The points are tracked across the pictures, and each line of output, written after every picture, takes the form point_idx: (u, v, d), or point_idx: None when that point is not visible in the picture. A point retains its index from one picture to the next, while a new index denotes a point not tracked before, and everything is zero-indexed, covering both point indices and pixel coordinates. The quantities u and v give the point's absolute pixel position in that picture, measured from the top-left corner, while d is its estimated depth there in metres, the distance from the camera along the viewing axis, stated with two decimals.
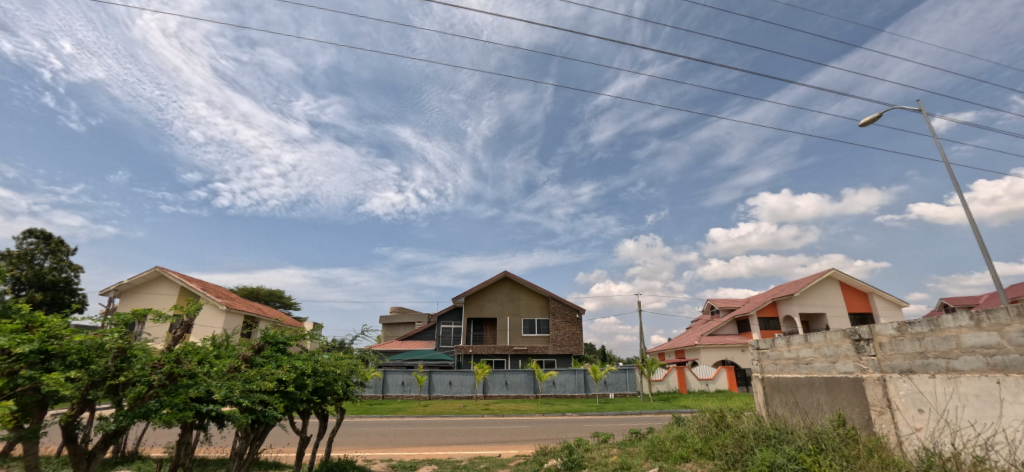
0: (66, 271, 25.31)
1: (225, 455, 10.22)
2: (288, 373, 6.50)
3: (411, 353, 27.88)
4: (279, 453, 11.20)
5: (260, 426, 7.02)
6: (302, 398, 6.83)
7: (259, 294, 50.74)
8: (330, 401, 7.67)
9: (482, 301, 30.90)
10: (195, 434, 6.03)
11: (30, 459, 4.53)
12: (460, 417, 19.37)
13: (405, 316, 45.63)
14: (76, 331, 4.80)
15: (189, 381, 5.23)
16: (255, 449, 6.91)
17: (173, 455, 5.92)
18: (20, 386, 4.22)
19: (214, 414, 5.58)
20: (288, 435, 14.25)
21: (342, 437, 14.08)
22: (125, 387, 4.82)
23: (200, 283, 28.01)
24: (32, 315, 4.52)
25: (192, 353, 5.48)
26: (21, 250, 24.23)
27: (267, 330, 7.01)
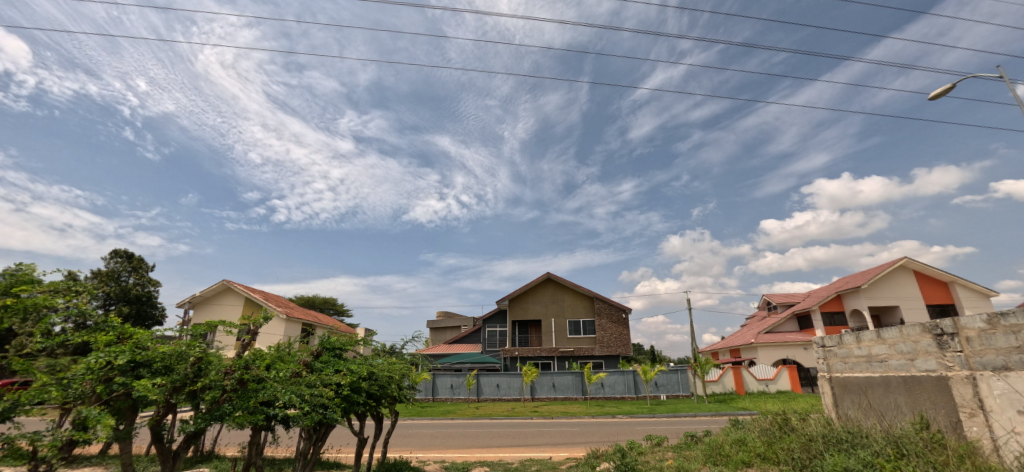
0: (148, 286, 27.77)
1: (292, 455, 10.83)
2: (345, 377, 6.77)
3: (460, 357, 28.38)
4: (340, 453, 11.71)
5: (322, 427, 7.35)
6: (359, 402, 7.13)
7: (314, 303, 53.60)
8: (384, 403, 7.95)
9: (526, 303, 30.87)
10: (266, 435, 6.36)
11: (128, 457, 4.95)
12: (509, 419, 19.45)
13: (450, 319, 46.46)
14: (160, 341, 5.17)
15: (258, 386, 5.58)
16: (317, 449, 7.23)
17: (245, 456, 6.29)
18: (115, 392, 4.62)
19: (281, 415, 5.91)
20: (349, 438, 14.80)
21: (397, 438, 14.57)
22: (202, 392, 5.20)
23: (263, 294, 29.96)
24: (123, 327, 4.93)
25: (260, 359, 5.83)
26: (109, 269, 26.73)
27: (324, 336, 7.36)
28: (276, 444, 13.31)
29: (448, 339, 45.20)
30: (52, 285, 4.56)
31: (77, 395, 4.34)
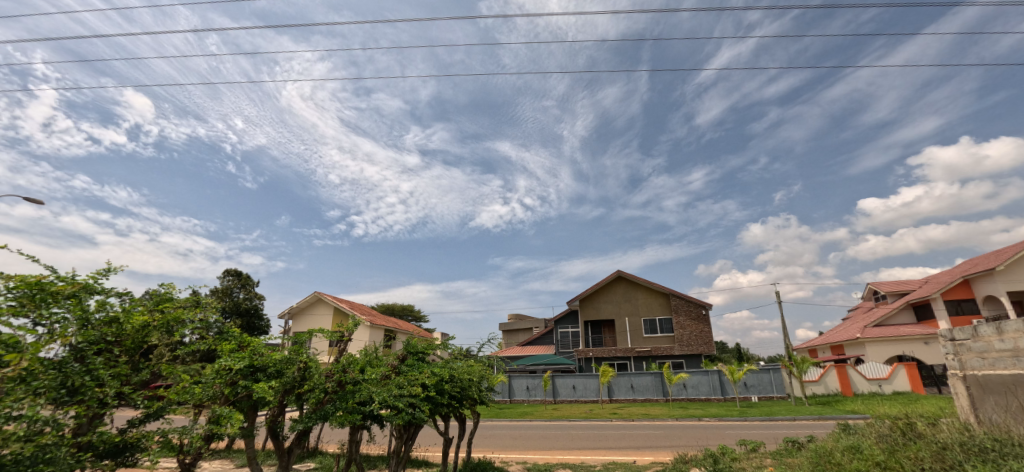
0: (255, 299, 30.97)
1: (385, 451, 11.75)
2: (430, 378, 7.04)
3: (535, 358, 28.44)
4: (428, 452, 12.27)
5: (411, 427, 7.66)
6: (443, 402, 7.39)
7: (394, 310, 56.68)
8: (465, 404, 8.17)
9: (598, 303, 30.19)
10: (362, 435, 6.83)
11: (253, 451, 5.57)
12: (588, 421, 19.08)
13: (521, 320, 46.72)
14: (270, 347, 5.75)
15: (354, 387, 6.00)
16: (408, 448, 7.56)
17: (345, 455, 6.78)
18: (239, 392, 5.24)
19: (377, 415, 6.30)
20: (435, 437, 15.41)
21: (479, 439, 14.89)
22: (307, 393, 5.74)
23: (350, 303, 32.21)
24: (241, 336, 5.57)
25: (353, 363, 6.29)
26: (224, 286, 30.20)
27: (408, 340, 7.67)
28: (370, 441, 14.38)
29: (521, 341, 45.39)
30: (185, 299, 5.21)
31: (211, 396, 4.99)
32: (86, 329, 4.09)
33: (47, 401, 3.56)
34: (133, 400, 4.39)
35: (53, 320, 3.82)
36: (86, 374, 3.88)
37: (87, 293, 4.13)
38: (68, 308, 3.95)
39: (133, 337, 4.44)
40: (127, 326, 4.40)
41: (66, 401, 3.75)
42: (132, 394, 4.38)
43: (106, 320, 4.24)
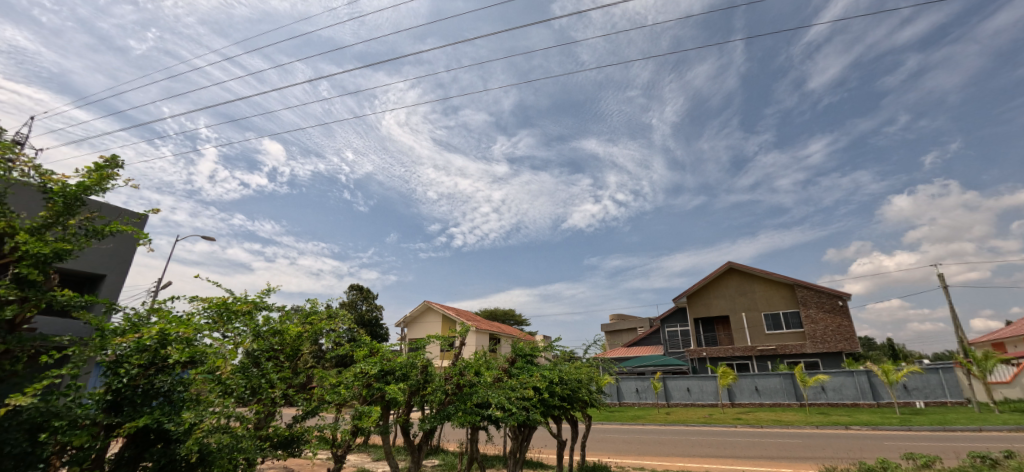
0: (375, 310, 33.76)
1: (501, 452, 12.55)
2: (540, 381, 7.61)
3: (643, 360, 26.93)
4: (542, 454, 12.37)
5: (525, 428, 8.36)
6: (555, 404, 7.93)
7: (497, 315, 58.03)
8: (578, 406, 8.56)
9: (708, 298, 27.63)
10: (481, 433, 7.88)
11: (390, 445, 6.76)
12: (708, 427, 17.23)
13: (625, 320, 44.82)
14: (395, 353, 6.80)
15: (471, 389, 6.87)
16: (525, 448, 8.24)
17: (469, 450, 7.81)
18: (375, 393, 6.20)
19: (494, 416, 7.05)
20: (547, 440, 15.55)
21: (591, 442, 14.28)
22: (430, 395, 6.69)
23: (457, 310, 33.66)
24: (371, 343, 6.75)
25: (469, 366, 7.20)
26: (351, 299, 33.36)
27: (515, 344, 8.41)
28: (486, 442, 15.12)
29: (627, 342, 43.57)
30: (325, 313, 6.46)
31: (353, 396, 6.02)
32: (258, 338, 5.29)
33: (239, 397, 4.81)
34: (294, 399, 5.72)
35: (237, 333, 5.03)
36: (262, 377, 5.11)
37: (259, 311, 5.40)
38: (248, 325, 5.18)
39: (291, 344, 5.69)
40: (286, 336, 5.62)
41: (250, 397, 4.88)
42: (295, 394, 5.74)
43: (273, 331, 5.42)
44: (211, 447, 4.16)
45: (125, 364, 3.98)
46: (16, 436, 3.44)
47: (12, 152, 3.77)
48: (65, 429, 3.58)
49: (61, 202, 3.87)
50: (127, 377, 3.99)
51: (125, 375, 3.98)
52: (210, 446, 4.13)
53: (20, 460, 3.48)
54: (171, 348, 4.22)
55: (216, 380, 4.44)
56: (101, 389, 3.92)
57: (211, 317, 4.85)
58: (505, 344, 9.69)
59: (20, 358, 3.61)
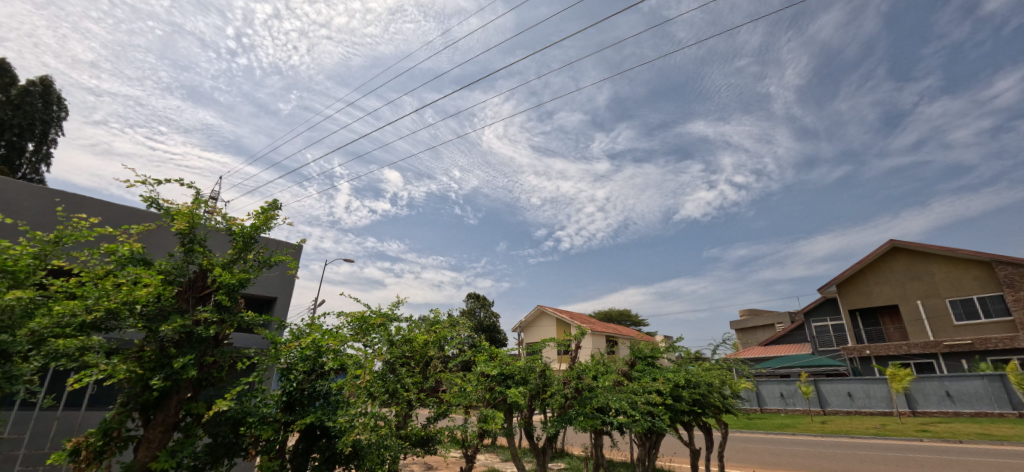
0: (492, 316, 35.32)
1: (628, 459, 12.24)
2: (664, 385, 7.32)
3: (785, 360, 24.01)
4: (672, 463, 11.80)
5: (653, 435, 8.10)
6: (684, 410, 7.53)
7: (612, 316, 56.67)
8: (710, 413, 8.01)
9: (866, 286, 23.70)
10: (605, 438, 7.78)
11: (515, 446, 7.00)
12: (879, 439, 14.69)
13: (759, 316, 40.31)
14: (514, 357, 7.17)
15: (591, 393, 6.86)
16: (653, 456, 7.99)
17: (593, 455, 7.77)
18: (497, 397, 6.57)
19: (617, 422, 6.87)
20: (678, 447, 14.76)
21: (730, 452, 13.31)
22: (550, 399, 6.85)
23: (570, 313, 33.70)
24: (491, 348, 7.19)
25: (587, 370, 7.18)
26: (470, 307, 35.39)
27: (634, 346, 8.28)
28: (612, 447, 14.94)
29: (764, 340, 39.15)
30: (447, 321, 6.99)
31: (477, 399, 6.44)
32: (393, 347, 5.92)
33: (382, 400, 5.34)
34: (427, 400, 6.25)
35: (376, 342, 5.69)
36: (398, 382, 5.63)
37: (391, 322, 6.04)
38: (383, 335, 5.81)
39: (421, 351, 6.28)
40: (416, 344, 6.22)
41: (391, 400, 5.45)
42: (426, 396, 6.18)
43: (405, 340, 6.01)
44: (362, 443, 4.77)
45: (293, 371, 4.80)
46: (225, 429, 4.39)
47: (205, 205, 4.78)
48: (256, 424, 4.42)
49: (241, 242, 4.82)
50: (295, 382, 4.80)
51: (294, 380, 4.80)
52: (362, 442, 4.75)
53: (228, 447, 4.44)
54: (325, 357, 4.99)
55: (363, 386, 5.09)
56: (279, 391, 4.75)
57: (354, 330, 5.57)
58: (623, 346, 9.55)
59: (223, 367, 4.56)
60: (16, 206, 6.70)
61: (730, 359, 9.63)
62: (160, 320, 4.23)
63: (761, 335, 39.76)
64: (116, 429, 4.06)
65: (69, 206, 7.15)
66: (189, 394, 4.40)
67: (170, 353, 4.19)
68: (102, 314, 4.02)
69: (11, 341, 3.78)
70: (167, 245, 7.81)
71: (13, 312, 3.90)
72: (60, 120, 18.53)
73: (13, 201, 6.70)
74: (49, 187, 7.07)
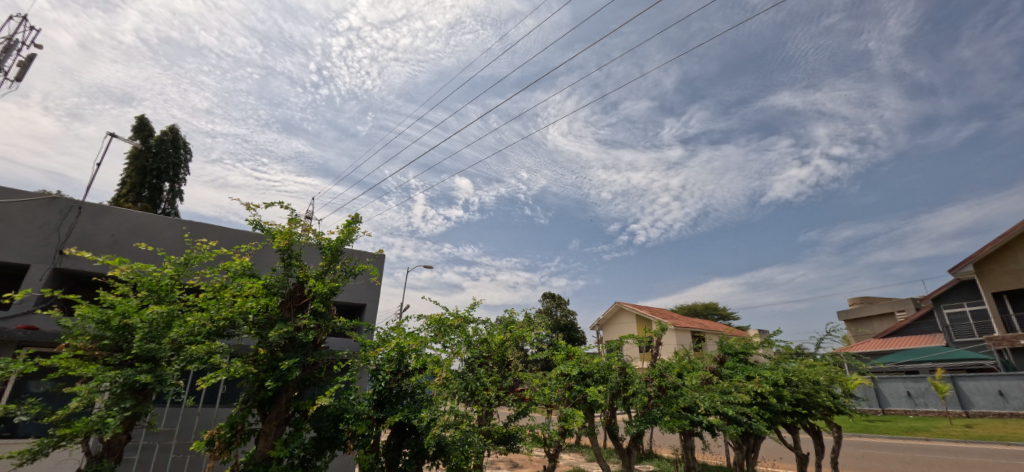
0: (569, 315, 35.12)
1: (724, 463, 11.57)
2: (760, 383, 6.82)
3: (910, 354, 21.11)
4: (775, 468, 10.96)
5: (750, 438, 7.59)
6: (785, 411, 6.98)
7: (697, 310, 53.67)
8: (817, 414, 7.32)
9: (1013, 264, 20.00)
10: (695, 440, 7.45)
11: (599, 446, 6.90)
12: None
13: (875, 305, 35.79)
14: (592, 355, 7.12)
15: (676, 392, 6.59)
16: (752, 460, 7.49)
17: (684, 458, 7.47)
18: (577, 396, 6.57)
19: (708, 422, 6.58)
20: (781, 451, 13.65)
21: (844, 458, 12.08)
22: (632, 398, 6.72)
23: (650, 309, 32.52)
24: (569, 347, 7.21)
25: (670, 368, 6.93)
26: (545, 306, 35.52)
27: (723, 342, 7.83)
28: (705, 450, 14.22)
29: (881, 332, 34.73)
30: (523, 320, 7.03)
31: (557, 398, 6.46)
32: (472, 348, 6.15)
33: (464, 398, 5.55)
34: (507, 399, 6.35)
35: (455, 343, 5.93)
36: (478, 381, 5.77)
37: (468, 323, 6.26)
38: (461, 336, 6.04)
39: (499, 351, 6.44)
40: (494, 344, 6.39)
41: (472, 398, 5.65)
42: (506, 395, 6.26)
43: (482, 340, 6.20)
44: (447, 439, 5.01)
45: (382, 371, 5.18)
46: (327, 424, 4.85)
47: (300, 224, 5.32)
48: (352, 420, 4.82)
49: (330, 255, 5.30)
50: (384, 381, 5.18)
51: (383, 380, 5.18)
52: (447, 438, 4.99)
53: (330, 440, 4.90)
54: (409, 358, 5.33)
55: (445, 386, 5.34)
56: (371, 390, 5.15)
57: (434, 332, 5.87)
58: (711, 343, 9.08)
59: (322, 368, 5.06)
60: (157, 237, 7.98)
61: (841, 354, 8.75)
62: (268, 327, 4.79)
63: (877, 326, 35.28)
64: (240, 424, 4.67)
65: (194, 234, 8.34)
66: (296, 393, 4.93)
67: (278, 356, 4.73)
68: (223, 323, 4.66)
69: (159, 349, 4.52)
70: (270, 261, 8.81)
71: (157, 324, 4.64)
72: (188, 162, 21.64)
73: (154, 232, 7.98)
74: (179, 218, 8.31)
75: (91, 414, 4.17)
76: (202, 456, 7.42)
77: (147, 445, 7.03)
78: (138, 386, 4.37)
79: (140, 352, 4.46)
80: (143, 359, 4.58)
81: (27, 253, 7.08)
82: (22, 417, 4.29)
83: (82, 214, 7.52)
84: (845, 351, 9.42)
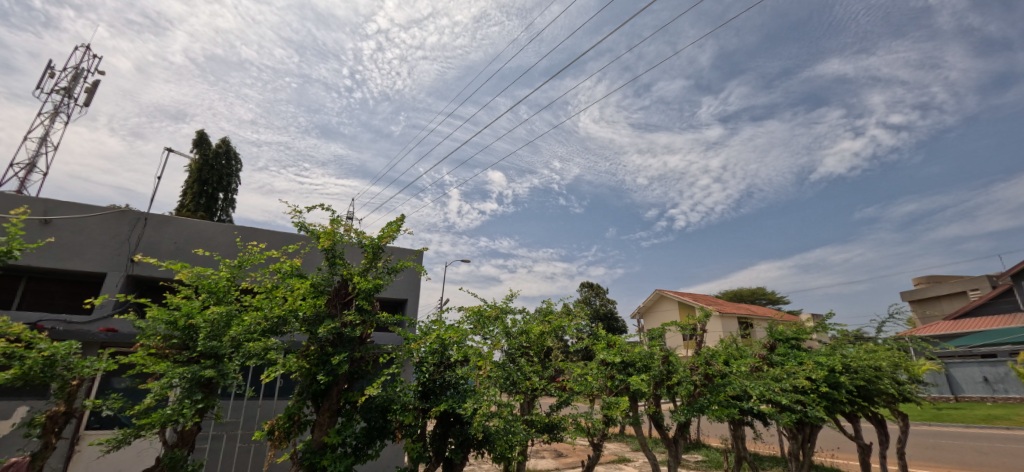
0: (608, 304, 34.73)
1: (778, 453, 11.17)
2: (815, 370, 6.53)
3: (986, 336, 19.52)
4: (835, 459, 10.48)
5: (806, 427, 7.30)
6: (843, 398, 6.65)
7: (742, 295, 51.74)
8: (880, 402, 6.92)
9: None
10: (747, 430, 7.23)
11: (644, 436, 6.82)
12: None
13: (945, 284, 33.15)
14: (634, 344, 7.02)
15: (723, 380, 6.41)
16: (809, 451, 7.20)
17: (734, 448, 7.27)
18: (620, 385, 6.53)
19: (759, 411, 6.37)
20: (840, 441, 13.06)
21: (912, 449, 11.41)
22: (676, 387, 6.60)
23: (693, 296, 31.64)
24: (609, 336, 7.13)
25: (716, 356, 6.75)
26: (584, 296, 35.27)
27: (773, 328, 7.52)
28: (756, 439, 13.82)
29: (952, 312, 32.20)
30: (562, 310, 7.02)
31: (600, 387, 6.44)
32: (512, 339, 6.21)
33: (506, 389, 5.64)
34: (549, 389, 6.40)
35: (495, 335, 6.03)
36: (519, 371, 5.86)
37: (506, 314, 6.34)
38: (500, 328, 6.12)
39: (539, 342, 6.48)
40: (534, 335, 6.44)
41: (514, 389, 5.73)
42: (547, 385, 6.29)
43: (521, 331, 6.25)
44: (491, 429, 5.12)
45: (425, 364, 5.34)
46: (375, 414, 5.09)
47: (341, 224, 5.55)
48: (399, 410, 5.01)
49: (372, 252, 5.48)
50: (428, 373, 5.34)
51: (427, 372, 5.34)
52: (490, 428, 5.10)
53: (380, 430, 5.13)
54: (451, 350, 5.47)
55: (487, 376, 5.45)
56: (416, 382, 5.32)
57: (473, 323, 5.98)
58: (760, 329, 8.75)
59: (368, 362, 5.27)
60: (214, 242, 8.52)
61: (907, 338, 8.20)
62: (318, 323, 5.04)
63: (947, 306, 32.74)
64: (296, 415, 4.96)
65: (246, 237, 8.84)
66: (346, 385, 5.17)
67: (328, 351, 4.97)
68: (275, 321, 4.94)
69: (220, 346, 4.85)
70: (316, 260, 9.23)
71: (218, 323, 4.97)
72: (239, 172, 22.85)
73: (211, 238, 8.52)
74: (232, 224, 8.82)
75: (165, 407, 4.54)
76: (265, 445, 7.93)
77: (216, 435, 7.59)
78: (204, 381, 4.71)
79: (204, 350, 4.79)
80: (207, 356, 4.93)
81: (103, 262, 7.76)
82: (107, 410, 4.72)
83: (148, 224, 8.14)
84: (909, 334, 8.85)
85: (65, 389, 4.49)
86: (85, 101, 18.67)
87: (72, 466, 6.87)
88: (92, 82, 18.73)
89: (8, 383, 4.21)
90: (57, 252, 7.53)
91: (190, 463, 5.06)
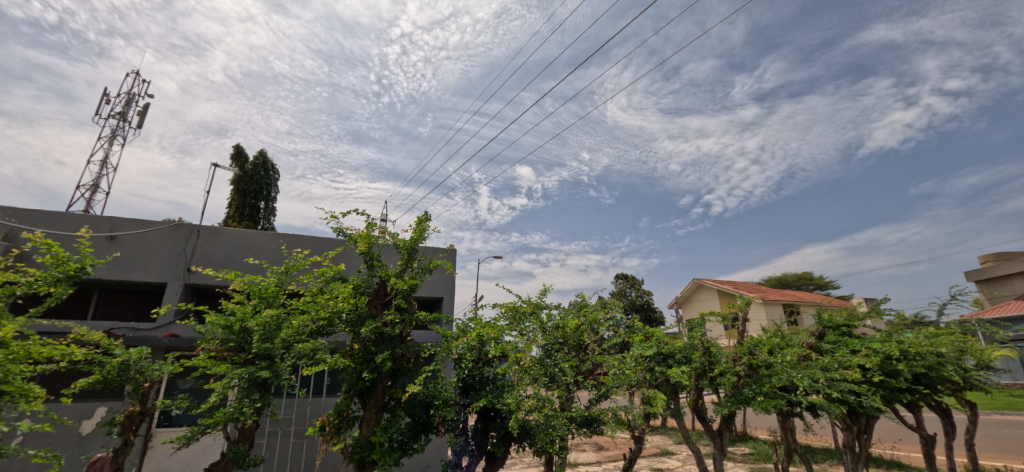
0: (644, 295, 34.18)
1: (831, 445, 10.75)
2: (867, 357, 6.25)
3: None
4: (894, 451, 9.97)
5: (861, 418, 6.98)
6: (902, 387, 6.32)
7: (788, 281, 49.55)
8: (941, 389, 6.53)
9: None
10: (796, 421, 7.00)
11: (686, 428, 6.72)
12: None
13: (1017, 261, 30.47)
14: (672, 336, 6.91)
15: (768, 371, 6.22)
16: (865, 442, 6.89)
17: (782, 440, 7.05)
18: (659, 377, 6.48)
19: (807, 402, 6.15)
20: (900, 432, 12.40)
21: (984, 440, 10.73)
22: (719, 378, 6.48)
23: (734, 284, 30.68)
24: (646, 328, 7.05)
25: (760, 345, 6.56)
26: (619, 288, 34.85)
27: (820, 315, 7.23)
28: (808, 431, 13.32)
29: None
30: (596, 303, 7.01)
31: (639, 380, 6.38)
32: (548, 335, 6.26)
33: (544, 383, 5.70)
34: (587, 383, 6.40)
35: (531, 330, 6.12)
36: (556, 366, 5.90)
37: (542, 310, 6.39)
38: (536, 323, 6.19)
39: (575, 336, 6.50)
40: (570, 329, 6.46)
41: (552, 383, 5.79)
42: (585, 379, 6.31)
43: (557, 326, 6.28)
44: (531, 423, 5.20)
45: (464, 360, 5.48)
46: (419, 410, 5.25)
47: (376, 228, 5.74)
48: (441, 406, 5.15)
49: (406, 253, 5.66)
50: (467, 369, 5.49)
51: (466, 368, 5.49)
52: (531, 422, 5.18)
53: (424, 425, 5.29)
54: (488, 346, 5.56)
55: (525, 371, 5.52)
56: (456, 379, 5.47)
57: (509, 319, 6.07)
58: (807, 316, 8.41)
59: (410, 359, 5.44)
60: (260, 250, 8.98)
61: (973, 321, 7.66)
62: (361, 323, 5.25)
63: (1020, 285, 30.12)
64: (345, 411, 5.21)
65: (288, 244, 9.27)
66: (390, 382, 5.38)
67: (371, 350, 5.19)
68: (322, 322, 5.19)
69: (273, 347, 5.14)
70: (355, 264, 9.57)
71: (269, 326, 5.28)
72: (277, 182, 23.86)
73: (257, 246, 9.00)
74: (275, 232, 9.27)
75: (227, 406, 4.86)
76: (317, 441, 8.32)
77: (272, 431, 8.05)
78: (260, 381, 5.02)
79: (259, 351, 5.11)
80: (262, 357, 5.24)
81: (164, 273, 8.35)
82: (176, 409, 5.11)
83: (200, 236, 8.68)
84: (976, 317, 8.27)
85: (138, 390, 4.90)
86: (139, 124, 20.03)
87: (147, 460, 7.47)
88: (143, 105, 20.08)
89: (91, 386, 4.66)
90: (123, 265, 8.17)
91: (251, 458, 5.40)
